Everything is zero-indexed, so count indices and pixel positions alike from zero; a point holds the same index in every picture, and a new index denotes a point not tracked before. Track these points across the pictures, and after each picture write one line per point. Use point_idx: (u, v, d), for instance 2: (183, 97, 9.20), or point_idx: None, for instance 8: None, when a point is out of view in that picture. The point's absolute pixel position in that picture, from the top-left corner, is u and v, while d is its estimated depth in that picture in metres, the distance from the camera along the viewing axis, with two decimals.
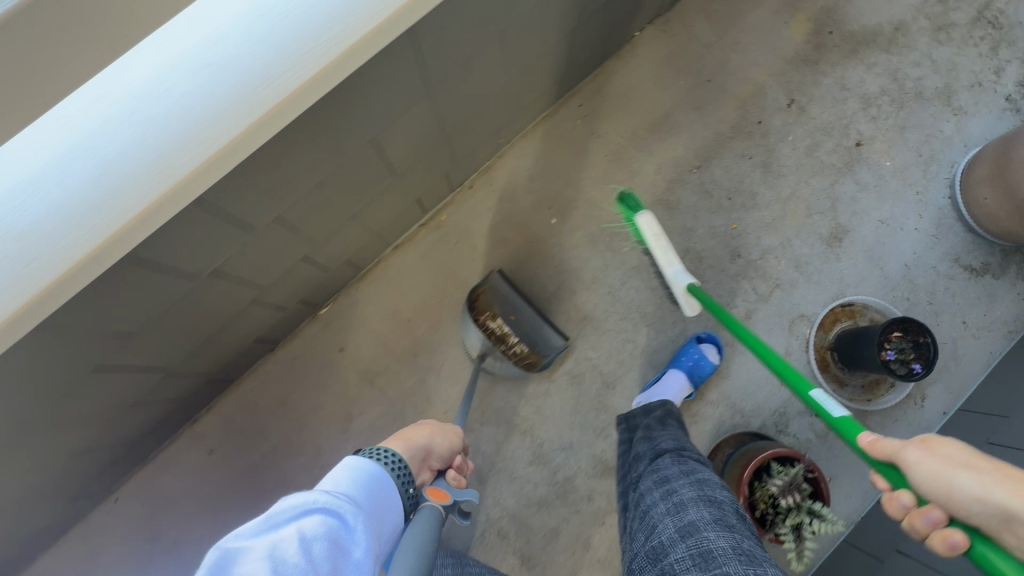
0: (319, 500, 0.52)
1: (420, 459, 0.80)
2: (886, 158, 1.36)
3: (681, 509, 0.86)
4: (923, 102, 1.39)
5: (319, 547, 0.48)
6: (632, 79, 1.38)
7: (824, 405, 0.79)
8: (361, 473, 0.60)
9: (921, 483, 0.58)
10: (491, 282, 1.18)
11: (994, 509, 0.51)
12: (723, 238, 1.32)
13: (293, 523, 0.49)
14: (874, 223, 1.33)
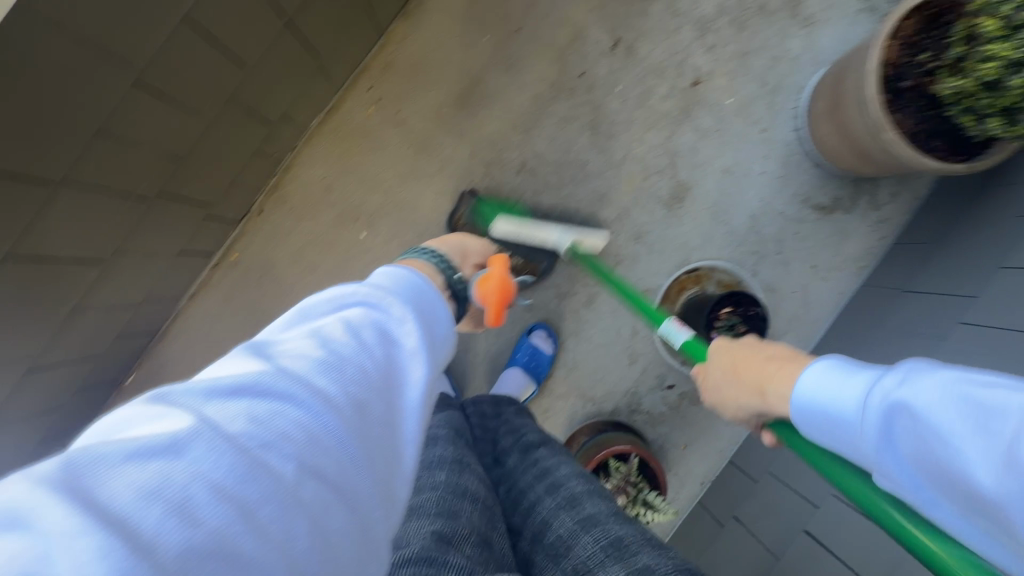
0: (364, 293, 0.48)
1: (460, 255, 0.82)
2: (727, 94, 1.20)
3: (574, 502, 0.73)
4: (767, 16, 1.20)
5: (368, 335, 0.44)
6: (427, 43, 1.15)
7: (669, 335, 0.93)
8: (409, 278, 0.54)
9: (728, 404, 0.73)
10: (462, 207, 1.15)
11: (766, 408, 0.65)
12: (556, 219, 1.20)
13: (333, 313, 0.45)
14: (718, 173, 1.21)
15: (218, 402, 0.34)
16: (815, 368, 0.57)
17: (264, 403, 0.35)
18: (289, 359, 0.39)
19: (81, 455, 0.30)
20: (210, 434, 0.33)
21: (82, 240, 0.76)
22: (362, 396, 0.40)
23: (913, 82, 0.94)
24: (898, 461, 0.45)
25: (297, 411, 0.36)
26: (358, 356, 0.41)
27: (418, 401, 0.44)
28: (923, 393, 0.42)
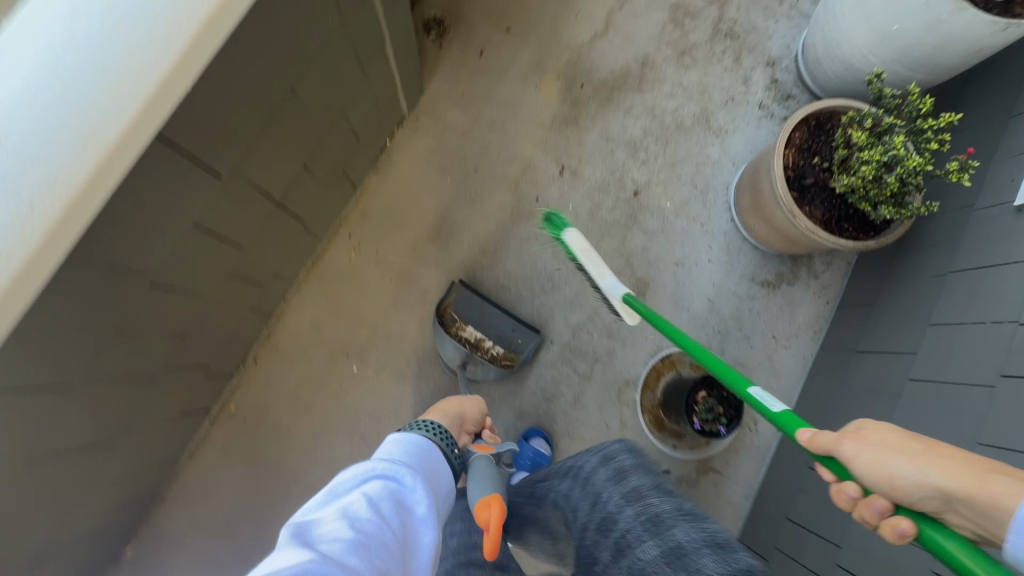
0: (378, 467, 0.66)
1: (457, 425, 0.93)
2: (665, 199, 1.37)
3: (643, 506, 0.82)
4: (685, 131, 1.41)
5: (386, 506, 0.61)
6: (398, 190, 1.31)
7: (762, 402, 0.74)
8: (412, 442, 0.75)
9: (873, 465, 0.56)
10: (451, 295, 1.23)
11: (941, 495, 0.52)
12: (533, 328, 1.30)
13: (357, 490, 0.61)
14: (671, 266, 1.35)
15: (280, 573, 0.46)
16: (992, 473, 0.50)
17: (316, 571, 0.48)
18: (329, 541, 0.53)
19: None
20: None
21: (93, 426, 0.80)
22: (385, 565, 0.55)
23: (815, 179, 1.11)
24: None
25: (341, 574, 0.50)
26: (382, 530, 0.58)
27: (425, 560, 0.61)
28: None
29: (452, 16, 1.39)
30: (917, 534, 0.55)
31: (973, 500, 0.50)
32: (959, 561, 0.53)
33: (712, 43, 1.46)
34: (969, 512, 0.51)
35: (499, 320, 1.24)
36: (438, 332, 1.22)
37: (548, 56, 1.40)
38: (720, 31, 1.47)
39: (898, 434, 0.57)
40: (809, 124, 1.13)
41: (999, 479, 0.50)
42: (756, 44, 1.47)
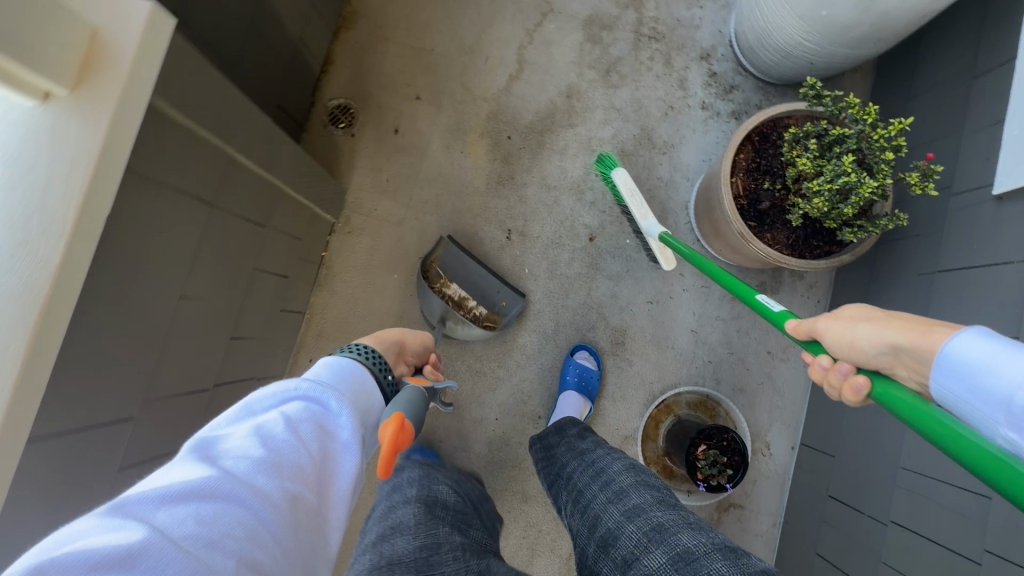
0: (307, 390, 0.61)
1: (394, 351, 0.91)
2: (623, 236, 1.29)
3: (623, 495, 0.85)
4: (629, 157, 1.31)
5: (306, 428, 0.57)
6: (348, 301, 1.26)
7: (765, 304, 0.77)
8: (343, 377, 0.69)
9: (839, 333, 0.61)
10: (438, 249, 1.23)
11: (890, 350, 0.56)
12: (518, 406, 1.25)
13: (276, 410, 0.57)
14: (645, 305, 1.27)
15: (167, 508, 0.45)
16: (937, 326, 0.53)
17: (212, 507, 0.47)
18: (234, 465, 0.51)
19: (43, 560, 0.39)
20: (163, 540, 0.43)
21: None
22: (297, 490, 0.53)
23: (771, 202, 1.01)
24: (988, 401, 0.47)
25: (241, 506, 0.49)
26: (296, 451, 0.54)
27: (346, 476, 0.58)
28: (1004, 363, 0.46)
29: (357, 99, 1.30)
30: (873, 392, 0.57)
31: (917, 350, 0.53)
32: (907, 403, 0.52)
33: (637, 51, 1.34)
34: (917, 366, 0.54)
35: (486, 282, 1.23)
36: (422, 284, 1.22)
37: (466, 115, 1.31)
38: (643, 36, 1.34)
39: (862, 307, 0.61)
40: (754, 142, 1.02)
41: (941, 329, 0.52)
42: (685, 39, 1.35)
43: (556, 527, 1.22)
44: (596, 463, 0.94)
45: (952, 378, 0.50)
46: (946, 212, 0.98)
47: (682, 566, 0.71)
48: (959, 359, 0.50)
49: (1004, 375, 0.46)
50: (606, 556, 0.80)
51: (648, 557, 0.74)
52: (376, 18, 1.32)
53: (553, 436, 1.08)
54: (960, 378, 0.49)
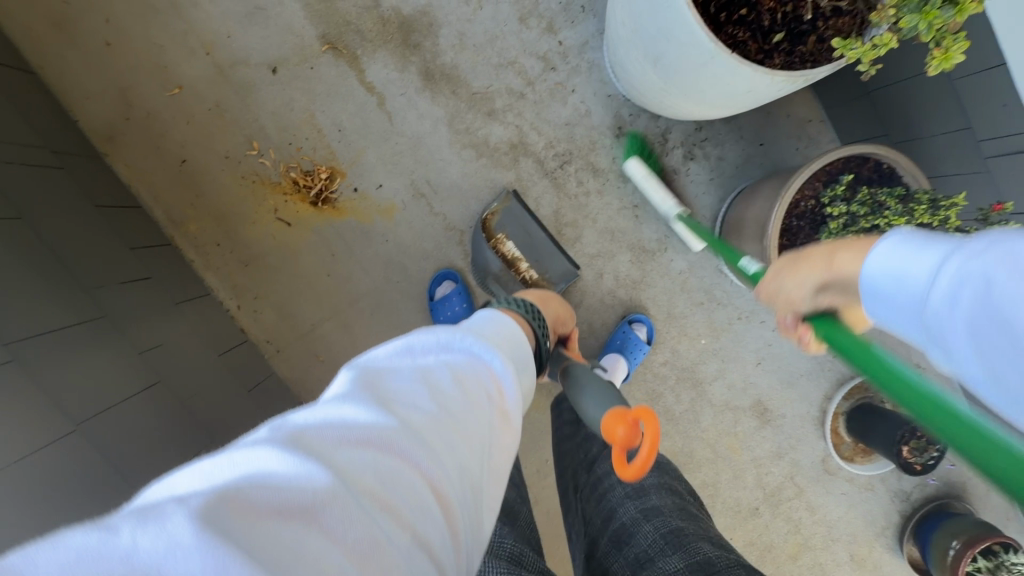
0: (471, 343, 0.49)
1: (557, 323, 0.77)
2: (695, 339, 1.26)
3: (642, 492, 0.71)
4: (642, 278, 1.22)
5: (470, 379, 0.46)
6: None
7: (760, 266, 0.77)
8: (502, 321, 0.57)
9: (777, 296, 0.63)
10: (498, 203, 1.11)
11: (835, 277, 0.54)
12: (735, 517, 1.32)
13: (437, 357, 0.46)
14: (757, 368, 1.28)
15: (344, 458, 0.35)
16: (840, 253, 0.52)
17: (387, 463, 0.37)
18: (411, 418, 0.40)
19: (210, 489, 0.30)
20: (345, 494, 0.33)
21: None
22: (466, 455, 0.42)
23: None
24: (899, 307, 0.44)
25: (414, 471, 0.38)
26: (466, 407, 0.44)
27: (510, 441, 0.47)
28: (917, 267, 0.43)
29: None
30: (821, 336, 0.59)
31: (840, 281, 0.53)
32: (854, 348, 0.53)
33: (564, 188, 1.17)
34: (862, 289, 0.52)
35: (541, 246, 1.11)
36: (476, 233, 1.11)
37: None
38: (556, 170, 1.16)
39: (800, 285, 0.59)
40: (786, 243, 0.95)
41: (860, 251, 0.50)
42: (589, 132, 1.15)
43: (833, 559, 1.33)
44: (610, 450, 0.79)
45: (881, 305, 0.46)
46: (983, 158, 0.89)
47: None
48: (879, 279, 0.46)
49: (908, 271, 0.43)
50: (618, 551, 0.67)
51: (665, 561, 0.62)
52: None
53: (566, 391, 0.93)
54: (880, 294, 0.46)
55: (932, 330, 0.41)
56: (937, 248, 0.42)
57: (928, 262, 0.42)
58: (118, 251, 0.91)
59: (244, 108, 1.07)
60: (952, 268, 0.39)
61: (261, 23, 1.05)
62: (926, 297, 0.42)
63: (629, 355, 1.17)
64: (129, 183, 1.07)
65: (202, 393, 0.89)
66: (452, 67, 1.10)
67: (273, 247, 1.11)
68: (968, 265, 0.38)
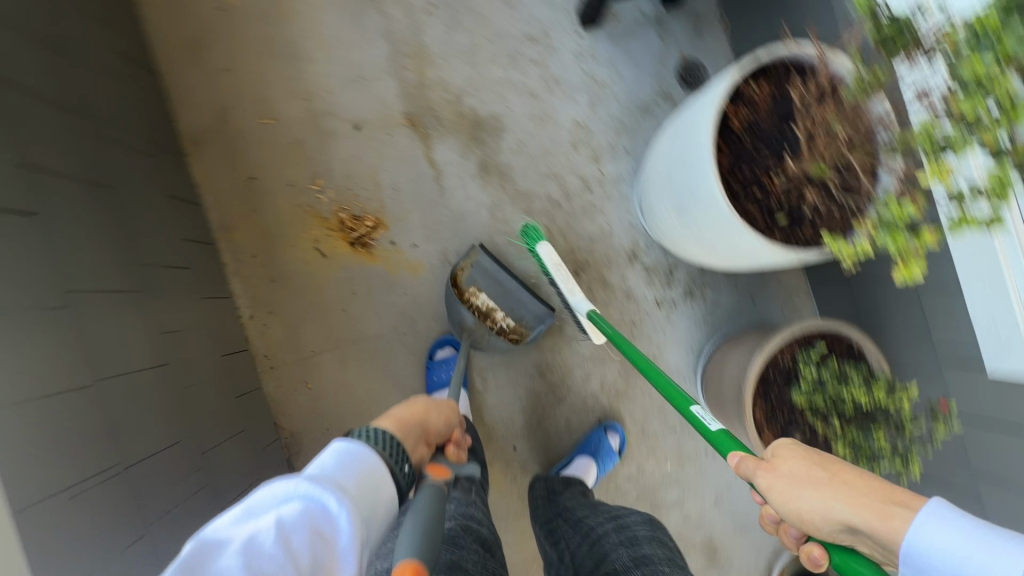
0: (306, 488, 0.55)
1: (417, 435, 0.76)
2: (662, 461, 1.30)
3: (635, 540, 0.83)
4: (626, 391, 1.29)
5: (297, 539, 0.52)
6: None
7: (703, 421, 0.80)
8: (365, 455, 0.63)
9: (787, 504, 0.59)
10: (468, 259, 1.16)
11: (844, 525, 0.56)
12: None
13: (274, 513, 0.53)
14: (714, 508, 1.31)
15: None
16: (892, 506, 0.54)
17: None
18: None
19: None
20: None
21: None
22: None
23: (802, 434, 1.03)
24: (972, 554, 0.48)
25: None
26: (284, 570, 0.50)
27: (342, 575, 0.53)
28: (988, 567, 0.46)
29: None
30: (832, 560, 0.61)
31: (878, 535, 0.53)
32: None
33: None
34: (874, 542, 0.55)
35: (517, 296, 1.16)
36: (450, 294, 1.17)
37: None
38: (571, 273, 1.29)
39: (800, 461, 0.61)
40: (760, 391, 1.05)
41: (899, 514, 0.53)
42: (608, 250, 1.30)
43: None
44: (614, 510, 0.93)
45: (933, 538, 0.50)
46: (939, 362, 1.02)
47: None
48: (922, 550, 0.50)
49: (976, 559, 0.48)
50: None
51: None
52: (317, 423, 1.20)
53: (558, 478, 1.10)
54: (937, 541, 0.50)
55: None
56: (1003, 541, 0.47)
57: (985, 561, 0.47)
58: (173, 242, 1.00)
59: (321, 151, 1.22)
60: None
61: (359, 88, 1.23)
62: None
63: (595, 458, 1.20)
64: (198, 184, 1.18)
65: (200, 385, 0.93)
66: (506, 165, 1.27)
67: (302, 272, 1.20)
68: None
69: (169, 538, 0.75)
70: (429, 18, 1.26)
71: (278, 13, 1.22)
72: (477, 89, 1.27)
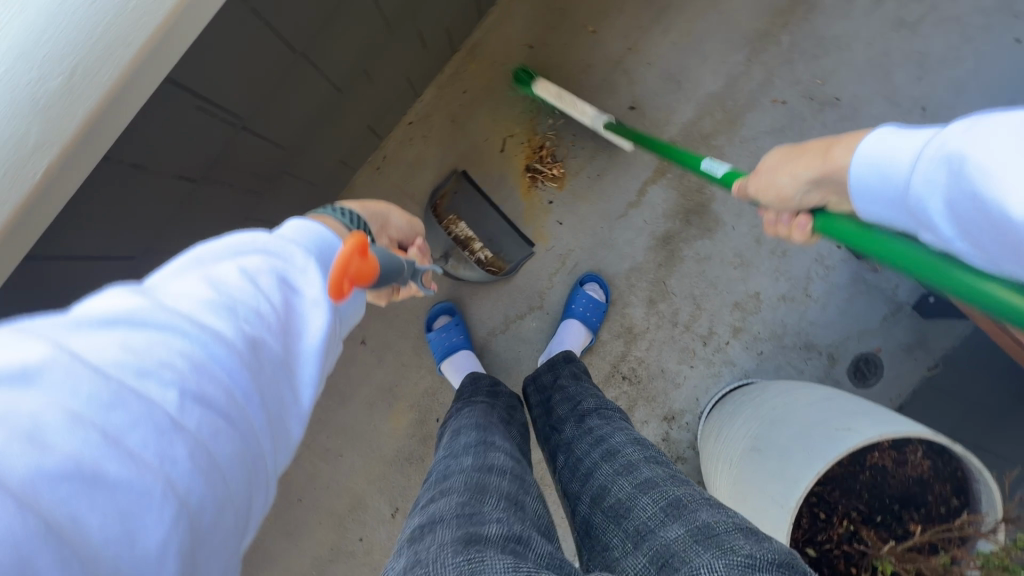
0: (268, 240, 0.43)
1: (378, 226, 0.70)
2: None
3: (630, 467, 0.75)
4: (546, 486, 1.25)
5: (271, 276, 0.40)
6: None
7: (711, 170, 0.86)
8: (324, 237, 0.48)
9: (766, 187, 0.72)
10: (450, 185, 1.15)
11: (813, 183, 0.64)
12: None
13: (230, 257, 0.40)
14: None
15: (79, 334, 0.31)
16: (837, 148, 0.59)
17: (136, 337, 0.32)
18: (176, 295, 0.35)
19: None
20: (69, 367, 0.29)
21: None
22: (258, 331, 0.37)
23: None
24: (890, 207, 0.52)
25: (175, 344, 0.32)
26: (258, 295, 0.38)
27: (319, 347, 0.41)
28: (893, 174, 0.50)
29: None
30: (817, 227, 0.68)
31: (829, 178, 0.60)
32: (850, 230, 0.62)
33: (604, 385, 1.26)
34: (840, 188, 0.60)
35: (498, 228, 1.18)
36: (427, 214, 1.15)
37: (404, 379, 1.24)
38: (617, 372, 1.25)
39: (779, 155, 0.70)
40: None
41: (841, 149, 0.58)
42: (660, 392, 1.25)
43: None
44: (594, 429, 0.86)
45: (870, 201, 0.54)
46: None
47: (702, 537, 0.60)
48: (869, 178, 0.53)
49: (898, 154, 0.49)
50: (614, 525, 0.70)
51: (665, 531, 0.64)
52: None
53: (546, 374, 1.08)
54: (873, 198, 0.53)
55: (917, 212, 0.47)
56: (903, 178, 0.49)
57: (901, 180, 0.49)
58: (440, 24, 0.98)
59: (591, 90, 1.17)
60: (937, 142, 0.44)
61: (668, 86, 1.18)
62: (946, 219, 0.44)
63: (588, 320, 1.17)
64: (495, 8, 1.16)
65: (337, 131, 0.92)
66: (678, 256, 1.22)
67: (475, 141, 1.18)
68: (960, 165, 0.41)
69: (209, 211, 0.73)
70: (769, 106, 1.20)
71: None
72: (731, 188, 1.21)
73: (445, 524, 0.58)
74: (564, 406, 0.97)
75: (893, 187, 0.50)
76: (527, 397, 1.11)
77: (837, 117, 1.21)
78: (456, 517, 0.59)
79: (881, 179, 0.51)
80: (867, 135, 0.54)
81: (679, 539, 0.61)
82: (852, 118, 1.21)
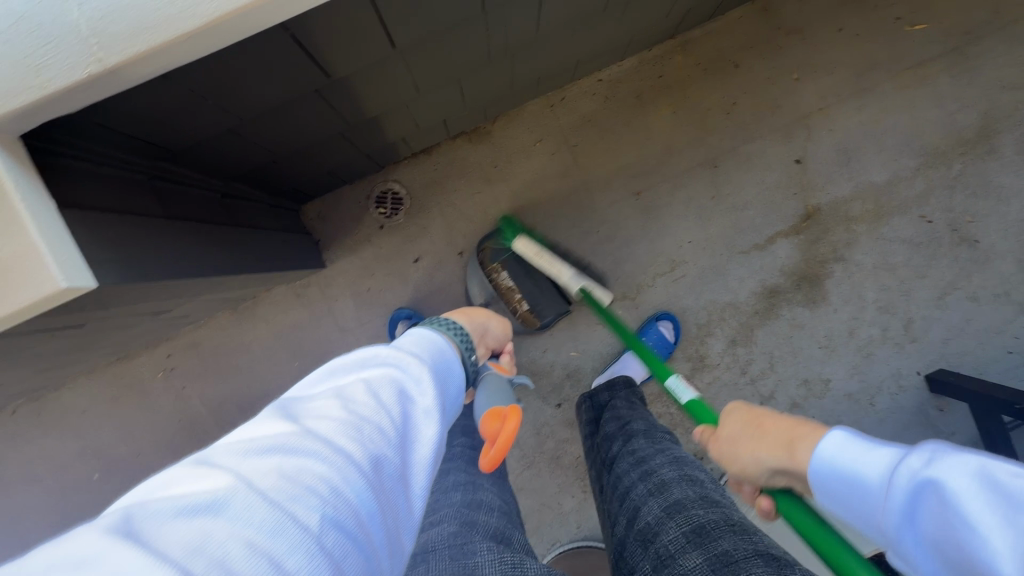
0: (386, 357, 0.47)
1: (480, 336, 0.73)
2: None
3: (663, 488, 0.74)
4: (556, 467, 1.24)
5: (389, 389, 0.43)
6: (241, 339, 1.20)
7: (676, 391, 0.84)
8: (432, 351, 0.53)
9: (727, 458, 0.66)
10: (495, 236, 1.14)
11: (780, 471, 0.59)
12: None
13: (355, 375, 0.43)
14: None
15: (250, 460, 0.33)
16: (798, 441, 0.56)
17: (291, 459, 0.34)
18: (317, 422, 0.38)
19: (126, 512, 0.29)
20: (247, 489, 0.31)
21: None
22: (382, 449, 0.39)
23: None
24: (863, 521, 0.47)
25: (320, 467, 0.34)
26: (380, 414, 0.41)
27: (429, 458, 0.43)
28: (865, 472, 0.46)
29: (414, 203, 1.20)
30: (776, 510, 0.64)
31: (794, 469, 0.55)
32: (810, 527, 0.60)
33: (653, 399, 1.26)
34: (804, 484, 0.56)
35: (541, 287, 1.13)
36: (473, 263, 1.16)
37: None
38: (671, 393, 1.25)
39: (741, 421, 0.66)
40: None
41: (807, 445, 0.54)
42: None
43: None
44: (636, 450, 0.84)
45: (829, 496, 0.50)
46: None
47: (719, 568, 0.59)
48: (831, 479, 0.49)
49: (870, 475, 0.45)
50: (642, 548, 0.69)
51: (684, 560, 0.63)
52: (498, 157, 1.20)
53: (603, 393, 1.07)
54: (834, 499, 0.49)
55: (890, 535, 0.43)
56: (874, 468, 0.45)
57: (878, 463, 0.45)
58: (684, 5, 1.01)
59: (769, 130, 1.21)
60: (905, 466, 0.41)
61: (836, 159, 1.22)
62: (880, 506, 0.44)
63: (652, 352, 1.18)
64: (723, 17, 1.20)
65: (562, 52, 0.95)
66: (775, 313, 1.24)
67: (646, 125, 1.21)
68: (920, 470, 0.40)
69: (451, 51, 0.74)
70: (916, 219, 1.23)
71: (899, 70, 1.21)
72: (850, 275, 1.24)
73: (436, 556, 0.56)
74: (616, 421, 0.96)
75: (867, 484, 0.45)
76: (580, 415, 1.10)
77: (969, 257, 1.24)
78: (448, 549, 0.57)
79: (842, 468, 0.48)
80: (825, 435, 0.52)
81: (697, 570, 0.61)
82: (982, 263, 1.24)
